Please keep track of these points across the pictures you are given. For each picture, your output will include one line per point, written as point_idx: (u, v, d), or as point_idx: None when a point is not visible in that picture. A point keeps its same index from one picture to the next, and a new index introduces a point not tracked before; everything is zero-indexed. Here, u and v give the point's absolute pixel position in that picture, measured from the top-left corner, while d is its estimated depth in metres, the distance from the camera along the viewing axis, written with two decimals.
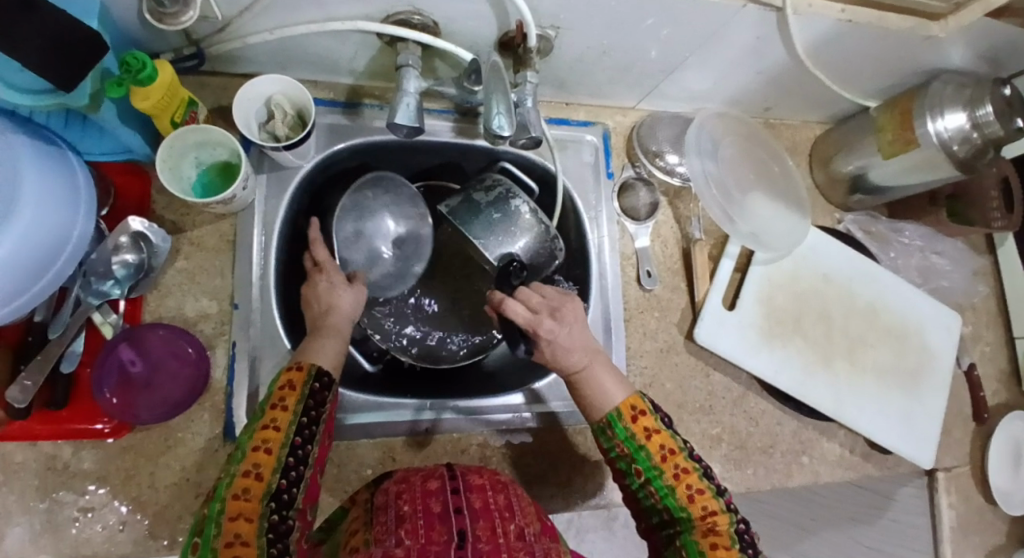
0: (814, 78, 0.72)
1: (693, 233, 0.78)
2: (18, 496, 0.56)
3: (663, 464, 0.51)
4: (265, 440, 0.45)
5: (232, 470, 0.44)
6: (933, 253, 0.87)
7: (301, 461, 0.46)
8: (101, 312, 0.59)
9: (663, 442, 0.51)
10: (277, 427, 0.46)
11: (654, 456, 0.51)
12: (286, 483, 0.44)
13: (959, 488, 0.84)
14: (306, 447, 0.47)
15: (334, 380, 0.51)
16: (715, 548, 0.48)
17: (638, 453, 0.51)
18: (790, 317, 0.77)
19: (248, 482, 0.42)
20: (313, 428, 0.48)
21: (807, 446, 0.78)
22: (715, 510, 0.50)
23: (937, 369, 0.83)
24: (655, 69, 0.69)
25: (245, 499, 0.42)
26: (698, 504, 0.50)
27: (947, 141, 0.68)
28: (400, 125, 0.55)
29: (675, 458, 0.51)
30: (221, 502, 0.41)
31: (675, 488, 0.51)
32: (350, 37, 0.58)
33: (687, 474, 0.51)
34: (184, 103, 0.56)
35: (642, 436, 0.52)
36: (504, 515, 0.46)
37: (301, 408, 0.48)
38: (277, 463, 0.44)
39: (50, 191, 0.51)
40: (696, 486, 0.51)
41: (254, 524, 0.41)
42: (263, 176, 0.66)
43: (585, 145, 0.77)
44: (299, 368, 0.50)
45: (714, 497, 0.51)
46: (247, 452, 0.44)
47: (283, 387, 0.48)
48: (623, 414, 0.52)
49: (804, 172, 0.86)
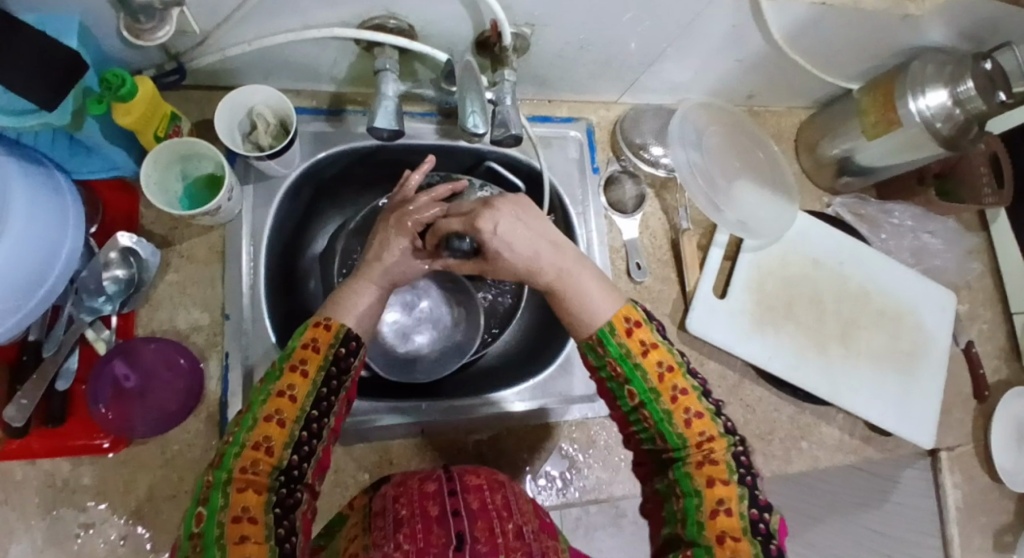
0: (794, 63, 0.72)
1: (681, 223, 0.78)
2: (20, 514, 0.57)
3: (660, 385, 0.46)
4: (278, 411, 0.43)
5: (241, 437, 0.43)
6: (924, 233, 0.87)
7: (314, 435, 0.45)
8: (94, 328, 0.60)
9: (661, 361, 0.47)
10: (293, 395, 0.44)
11: (651, 378, 0.46)
12: (297, 458, 0.44)
13: (963, 467, 0.84)
14: (321, 420, 0.45)
15: (361, 345, 0.49)
16: (712, 483, 0.44)
17: (632, 374, 0.47)
18: (782, 303, 0.77)
19: (257, 456, 0.42)
20: (332, 399, 0.46)
21: (805, 432, 0.78)
22: (712, 436, 0.46)
23: (933, 348, 0.83)
24: (635, 61, 0.69)
25: (253, 472, 0.41)
26: (694, 429, 0.46)
27: (929, 119, 0.68)
28: (380, 129, 0.55)
29: (674, 377, 0.47)
30: (228, 472, 0.41)
31: (671, 412, 0.46)
32: (328, 44, 0.59)
33: (685, 397, 0.46)
34: (166, 117, 0.57)
35: (637, 352, 0.47)
36: (503, 514, 0.46)
37: (322, 377, 0.46)
38: (289, 438, 0.43)
39: (38, 207, 0.52)
40: (694, 410, 0.46)
41: (261, 496, 0.40)
42: (249, 187, 0.67)
43: (570, 141, 0.78)
44: (326, 327, 0.48)
45: (713, 422, 0.46)
46: (259, 421, 0.43)
47: (305, 347, 0.46)
48: (616, 328, 0.47)
49: (791, 158, 0.86)
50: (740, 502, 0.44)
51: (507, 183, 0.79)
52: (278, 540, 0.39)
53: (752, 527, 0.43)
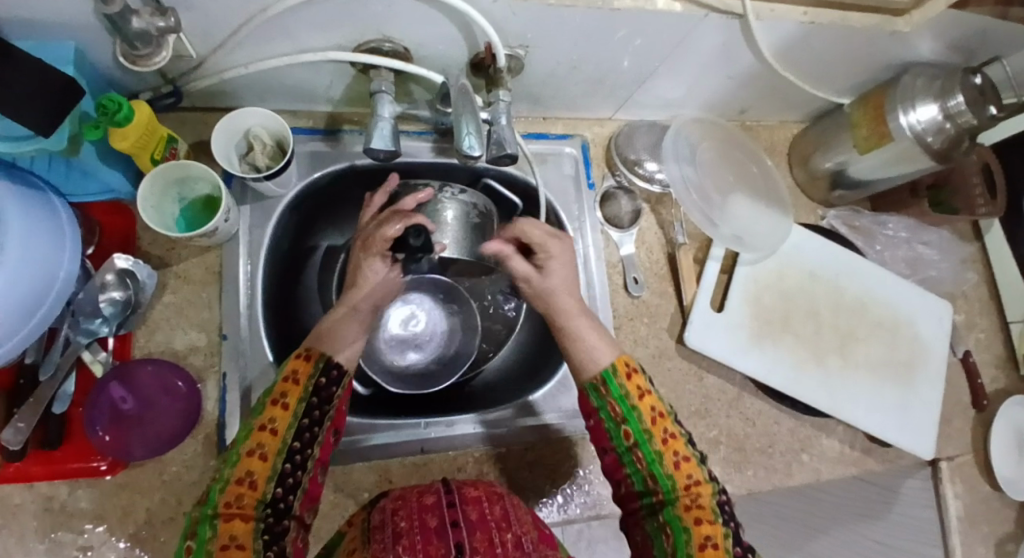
0: (785, 79, 0.73)
1: (677, 237, 0.78)
2: (16, 539, 0.56)
3: (653, 427, 0.53)
4: (260, 444, 0.46)
5: (226, 473, 0.45)
6: (919, 243, 0.88)
7: (298, 467, 0.48)
8: (91, 351, 0.60)
9: (655, 407, 0.53)
10: (274, 429, 0.47)
11: (646, 419, 0.53)
12: (282, 490, 0.46)
13: (964, 478, 0.84)
14: (304, 452, 0.48)
15: (342, 372, 0.52)
16: (699, 522, 0.49)
17: (630, 416, 0.53)
18: (779, 315, 0.77)
19: (241, 490, 0.44)
20: (313, 429, 0.49)
21: (806, 444, 0.78)
22: (697, 478, 0.52)
23: (931, 357, 0.83)
24: (628, 79, 0.70)
25: (238, 506, 0.43)
26: (683, 470, 0.52)
27: (920, 133, 0.69)
28: (377, 150, 0.56)
29: (664, 422, 0.53)
30: (215, 507, 0.43)
31: (661, 454, 0.52)
32: (324, 66, 0.59)
33: (675, 439, 0.53)
34: (163, 140, 0.58)
35: (635, 396, 0.54)
36: (502, 525, 0.46)
37: (302, 408, 0.49)
38: (271, 471, 0.46)
39: (37, 235, 0.52)
40: (682, 452, 0.52)
41: (249, 525, 0.43)
42: (246, 207, 0.67)
43: (565, 158, 0.78)
44: (306, 358, 0.51)
45: (697, 464, 0.52)
46: (241, 456, 0.46)
47: (287, 380, 0.49)
48: (618, 370, 0.54)
49: (784, 171, 0.87)
50: (726, 541, 0.49)
51: (504, 199, 0.79)
52: None
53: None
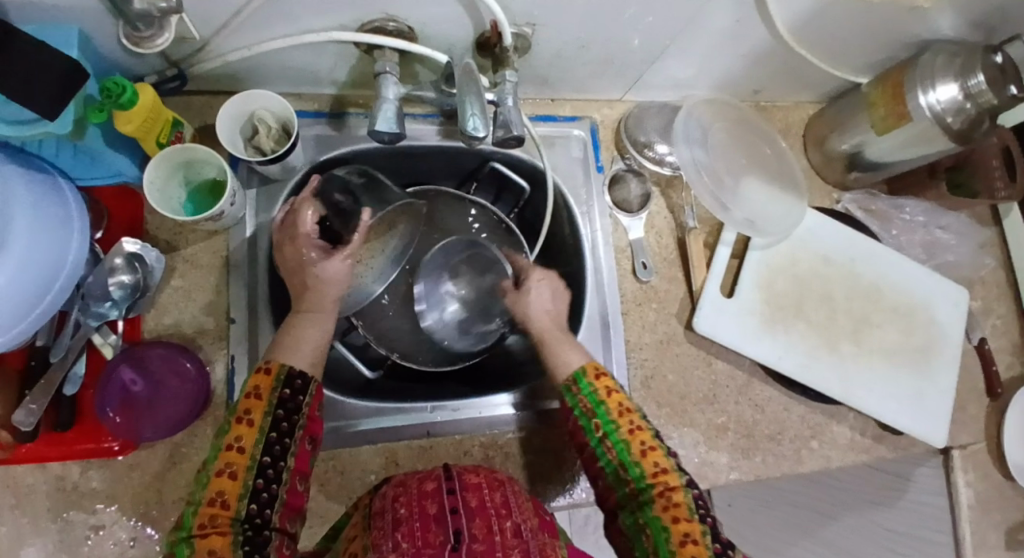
0: (801, 58, 0.71)
1: (687, 222, 0.77)
2: (31, 517, 0.57)
3: (619, 419, 0.53)
4: (229, 464, 0.46)
5: (198, 497, 0.45)
6: (937, 228, 0.86)
7: (273, 480, 0.48)
8: (101, 334, 0.60)
9: (621, 399, 0.54)
10: (241, 448, 0.47)
11: (612, 411, 0.54)
12: (257, 506, 0.46)
13: (977, 465, 0.83)
14: (277, 465, 0.48)
15: (307, 381, 0.52)
16: (677, 521, 0.47)
17: (598, 409, 0.54)
18: (790, 300, 0.76)
19: (214, 510, 0.44)
20: (284, 442, 0.49)
21: (816, 431, 0.77)
22: (666, 467, 0.51)
23: (946, 343, 0.82)
24: (638, 58, 0.69)
25: (212, 526, 0.43)
26: (649, 459, 0.51)
27: (940, 113, 0.67)
28: (382, 132, 0.55)
29: (631, 415, 0.54)
30: (189, 531, 0.43)
31: (628, 442, 0.52)
32: (328, 48, 0.58)
33: (641, 431, 0.53)
34: (168, 124, 0.57)
35: (602, 391, 0.55)
36: (501, 513, 0.46)
37: (268, 423, 0.49)
38: (242, 489, 0.46)
39: (43, 217, 0.52)
40: (649, 442, 0.52)
41: (227, 539, 0.42)
42: (252, 192, 0.67)
43: (574, 140, 0.77)
44: (267, 372, 0.51)
45: (666, 457, 0.51)
46: (212, 478, 0.46)
47: (250, 396, 0.50)
48: (587, 372, 0.56)
49: (799, 154, 0.85)
50: (705, 537, 0.46)
51: (512, 183, 0.79)
52: None
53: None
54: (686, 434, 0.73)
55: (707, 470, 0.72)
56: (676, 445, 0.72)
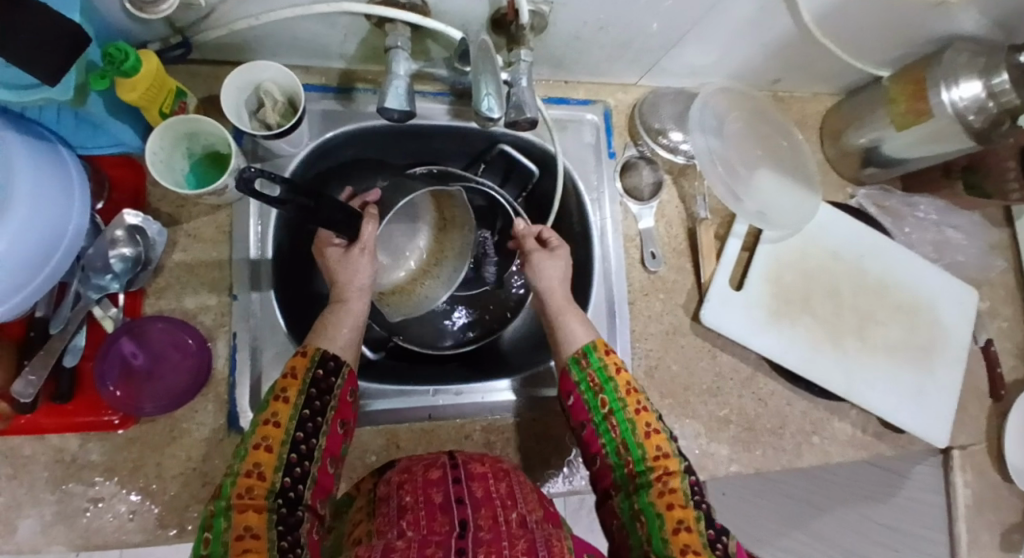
0: (822, 49, 0.69)
1: (699, 213, 0.76)
2: (30, 488, 0.57)
3: (627, 397, 0.54)
4: (265, 437, 0.48)
5: (235, 468, 0.47)
6: (948, 227, 0.84)
7: (305, 457, 0.49)
8: (101, 307, 0.59)
9: (630, 380, 0.55)
10: (277, 422, 0.49)
11: (620, 388, 0.55)
12: (290, 480, 0.48)
13: (976, 466, 0.83)
14: (309, 441, 0.50)
15: (340, 363, 0.54)
16: (671, 507, 0.49)
17: (606, 387, 0.55)
18: (798, 296, 0.75)
19: (251, 482, 0.46)
20: (316, 419, 0.51)
21: (817, 427, 0.76)
22: (667, 453, 0.52)
23: (952, 343, 0.81)
24: (655, 42, 0.67)
25: (249, 497, 0.45)
26: (653, 442, 0.52)
27: (962, 111, 0.65)
28: (391, 110, 0.54)
29: (637, 395, 0.55)
30: (227, 500, 0.44)
31: (634, 422, 0.53)
32: (339, 19, 0.56)
33: (646, 412, 0.54)
34: (172, 93, 0.56)
35: (611, 367, 0.56)
36: (506, 503, 0.47)
37: (302, 400, 0.50)
38: (277, 462, 0.47)
39: (45, 186, 0.51)
40: (653, 425, 0.53)
41: (262, 516, 0.45)
42: (256, 166, 0.64)
43: (586, 125, 0.75)
44: (303, 354, 0.53)
45: (669, 440, 0.53)
46: (249, 450, 0.47)
47: (286, 375, 0.51)
48: (598, 346, 0.57)
49: (814, 146, 0.84)
50: (699, 524, 0.48)
51: (521, 165, 0.77)
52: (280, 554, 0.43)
53: (710, 545, 0.47)
54: (687, 426, 0.72)
55: (707, 462, 0.72)
56: (677, 436, 0.72)
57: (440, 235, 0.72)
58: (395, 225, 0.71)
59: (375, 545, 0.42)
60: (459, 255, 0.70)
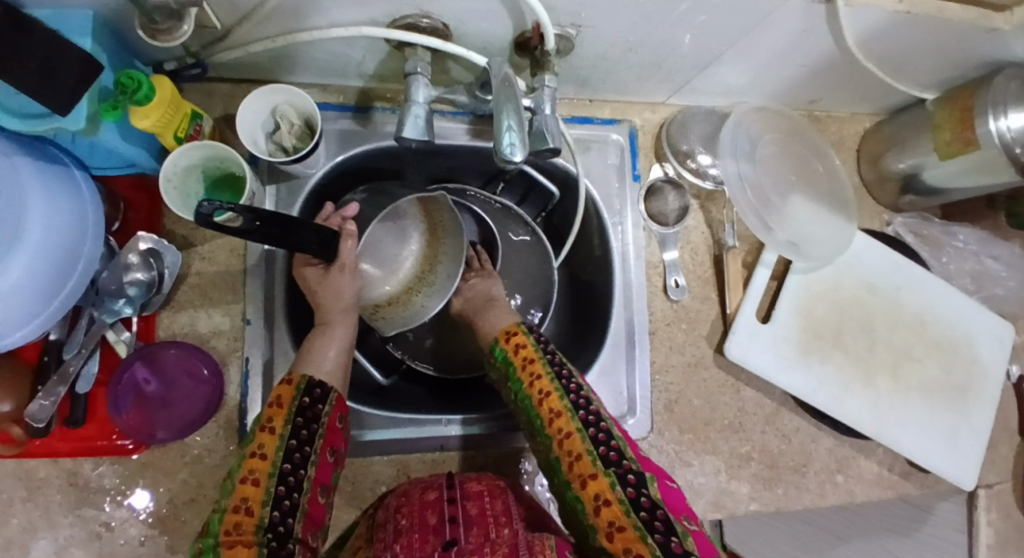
0: (864, 70, 0.66)
1: (726, 240, 0.73)
2: (43, 510, 0.57)
3: (523, 374, 0.53)
4: (252, 471, 0.45)
5: (222, 504, 0.44)
6: (989, 257, 0.80)
7: (294, 489, 0.46)
8: (115, 330, 0.59)
9: (525, 354, 0.54)
10: (264, 454, 0.47)
11: (518, 368, 0.54)
12: (279, 514, 0.45)
13: (1004, 507, 0.79)
14: (298, 473, 0.47)
15: (326, 391, 0.52)
16: (583, 475, 0.46)
17: (509, 371, 0.55)
18: (828, 331, 0.72)
19: (238, 518, 0.43)
20: (304, 450, 0.48)
21: (843, 465, 0.74)
22: (562, 411, 0.50)
23: (987, 381, 0.77)
24: (687, 63, 0.63)
25: (237, 534, 0.42)
26: (547, 406, 0.50)
27: (1009, 143, 0.61)
28: (408, 139, 0.51)
29: (534, 366, 0.53)
30: (214, 538, 0.41)
31: (530, 394, 0.52)
32: (357, 41, 0.54)
33: (541, 380, 0.52)
34: (187, 116, 0.54)
35: (511, 351, 0.55)
36: (500, 520, 0.46)
37: (289, 430, 0.48)
38: (266, 495, 0.45)
39: (57, 215, 0.50)
40: (547, 389, 0.51)
41: (252, 550, 0.41)
42: (271, 187, 0.63)
43: (611, 145, 0.72)
44: (288, 383, 0.51)
45: (564, 398, 0.51)
46: (235, 484, 0.45)
47: (272, 405, 0.49)
48: (499, 340, 0.56)
49: (850, 169, 0.80)
50: (615, 490, 0.45)
51: (541, 186, 0.75)
52: None
53: (632, 508, 0.44)
54: (706, 462, 0.70)
55: (726, 500, 0.70)
56: (696, 473, 0.69)
57: (431, 240, 0.69)
58: (381, 230, 0.66)
59: None
60: (454, 260, 0.67)
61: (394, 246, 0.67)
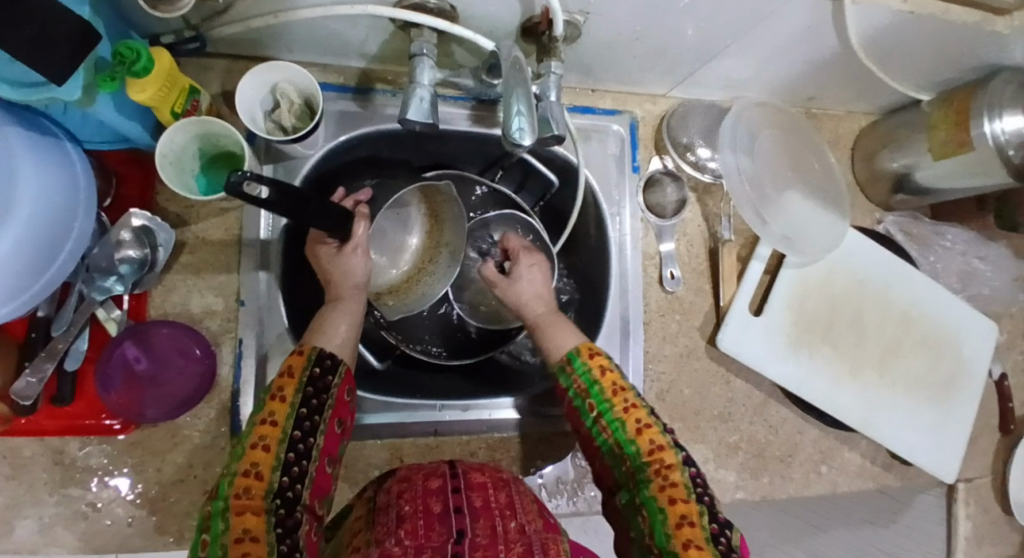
0: (865, 69, 0.66)
1: (722, 233, 0.73)
2: (28, 488, 0.56)
3: (613, 397, 0.51)
4: (263, 436, 0.46)
5: (232, 468, 0.44)
6: (975, 257, 0.82)
7: (302, 456, 0.47)
8: (105, 308, 0.57)
9: (614, 378, 0.52)
10: (274, 421, 0.46)
11: (607, 390, 0.51)
12: (288, 480, 0.45)
13: (979, 499, 0.82)
14: (307, 440, 0.47)
15: (336, 361, 0.52)
16: (673, 502, 0.46)
17: (592, 390, 0.52)
18: (819, 326, 0.73)
19: (249, 482, 0.43)
20: (315, 419, 0.48)
21: (827, 456, 0.75)
22: (662, 444, 0.49)
23: (968, 379, 0.80)
24: (692, 56, 0.64)
25: (247, 498, 0.43)
26: (645, 437, 0.49)
27: (1003, 145, 0.62)
28: (412, 121, 0.50)
29: (625, 393, 0.51)
30: (224, 501, 0.42)
31: (624, 420, 0.50)
32: (361, 20, 0.53)
33: (636, 408, 0.51)
34: (185, 91, 0.53)
35: (596, 370, 0.52)
36: (504, 513, 0.47)
37: (300, 398, 0.48)
38: (276, 461, 0.45)
39: (46, 189, 0.48)
40: (644, 420, 0.50)
41: (260, 518, 0.42)
42: (268, 166, 0.62)
43: (611, 136, 0.72)
44: (300, 353, 0.51)
45: (661, 431, 0.50)
46: (246, 449, 0.45)
47: (283, 374, 0.49)
48: (581, 351, 0.54)
49: (845, 167, 0.81)
50: (702, 518, 0.45)
51: (540, 175, 0.75)
52: None
53: (714, 539, 0.44)
54: (695, 450, 0.71)
55: (713, 487, 0.71)
56: None
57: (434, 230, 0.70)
58: (385, 219, 0.68)
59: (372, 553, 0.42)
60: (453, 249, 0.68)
61: (399, 235, 0.69)
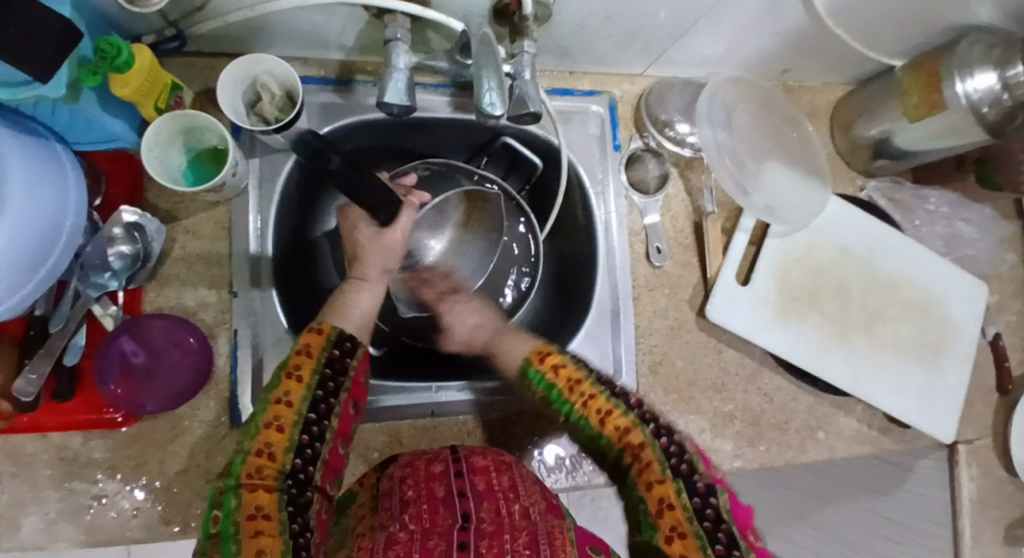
0: (836, 38, 0.67)
1: (705, 206, 0.74)
2: (33, 486, 0.57)
3: (571, 394, 0.50)
4: (276, 417, 0.47)
5: (245, 446, 0.46)
6: (960, 220, 0.83)
7: (316, 438, 0.48)
8: (101, 304, 0.59)
9: (569, 374, 0.51)
10: (289, 402, 0.48)
11: (564, 390, 0.51)
12: (301, 462, 0.47)
13: (980, 460, 0.81)
14: (321, 423, 0.49)
15: (355, 345, 0.53)
16: (651, 486, 0.47)
17: (552, 392, 0.51)
18: (805, 291, 0.74)
19: (261, 461, 0.45)
20: (330, 401, 0.50)
21: (822, 422, 0.76)
22: (628, 426, 0.49)
23: (961, 338, 0.80)
24: (664, 33, 0.65)
25: (259, 477, 0.44)
26: (610, 425, 0.49)
27: (976, 103, 0.63)
28: (391, 104, 0.52)
29: (583, 385, 0.50)
30: (237, 479, 0.43)
31: (586, 415, 0.50)
32: (336, 10, 0.54)
33: (596, 398, 0.50)
34: (167, 87, 0.55)
35: (549, 372, 0.51)
36: (509, 496, 0.46)
37: (316, 381, 0.50)
38: (289, 443, 0.47)
39: (36, 185, 0.49)
40: (605, 407, 0.49)
41: (272, 495, 0.43)
42: (255, 160, 0.65)
43: (591, 117, 0.74)
44: (319, 332, 0.52)
45: (627, 413, 0.49)
46: (260, 428, 0.46)
47: (301, 353, 0.50)
48: (532, 359, 0.52)
49: (824, 138, 0.82)
50: (682, 497, 0.46)
51: (523, 157, 0.76)
52: (293, 535, 0.42)
53: (698, 516, 0.45)
54: (691, 421, 0.72)
55: (711, 457, 0.72)
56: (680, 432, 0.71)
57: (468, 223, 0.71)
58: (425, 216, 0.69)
59: (379, 538, 0.42)
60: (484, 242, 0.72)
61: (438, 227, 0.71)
